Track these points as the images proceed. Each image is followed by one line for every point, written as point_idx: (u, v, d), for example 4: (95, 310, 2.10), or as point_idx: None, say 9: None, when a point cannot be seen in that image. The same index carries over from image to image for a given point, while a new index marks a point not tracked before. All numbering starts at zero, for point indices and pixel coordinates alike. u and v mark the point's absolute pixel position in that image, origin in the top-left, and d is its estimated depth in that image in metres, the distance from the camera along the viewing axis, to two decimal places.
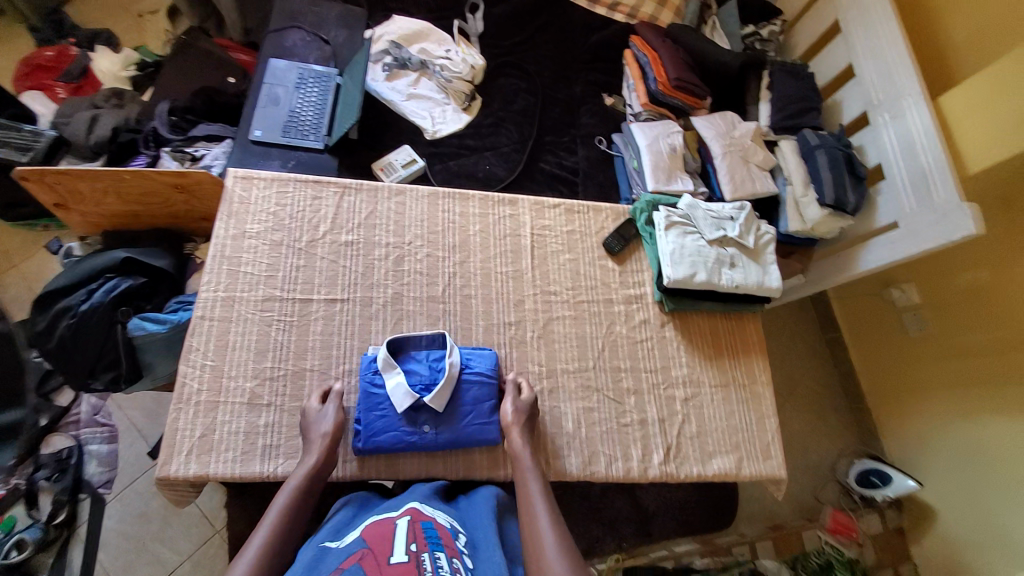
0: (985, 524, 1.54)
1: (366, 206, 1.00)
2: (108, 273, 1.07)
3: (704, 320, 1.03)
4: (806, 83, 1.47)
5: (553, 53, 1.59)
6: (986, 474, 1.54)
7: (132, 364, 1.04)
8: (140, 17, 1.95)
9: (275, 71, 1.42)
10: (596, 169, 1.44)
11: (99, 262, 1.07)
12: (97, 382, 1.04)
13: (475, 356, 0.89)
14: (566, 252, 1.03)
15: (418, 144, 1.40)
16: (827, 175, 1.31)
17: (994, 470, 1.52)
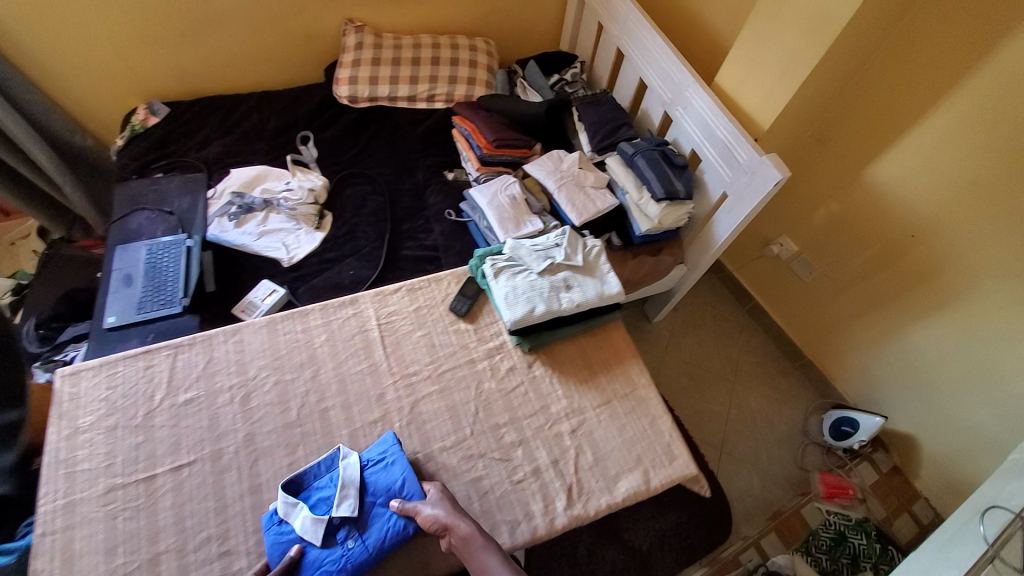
0: (956, 431, 1.54)
1: (200, 357, 0.99)
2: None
3: (571, 346, 1.04)
4: (608, 107, 1.65)
5: (389, 153, 1.71)
6: (935, 382, 1.54)
7: None
8: (9, 244, 1.99)
9: (125, 256, 1.44)
10: (453, 239, 1.51)
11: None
12: None
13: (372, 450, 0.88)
14: (417, 330, 1.03)
15: (278, 274, 1.42)
16: (651, 175, 1.43)
17: (938, 376, 1.52)
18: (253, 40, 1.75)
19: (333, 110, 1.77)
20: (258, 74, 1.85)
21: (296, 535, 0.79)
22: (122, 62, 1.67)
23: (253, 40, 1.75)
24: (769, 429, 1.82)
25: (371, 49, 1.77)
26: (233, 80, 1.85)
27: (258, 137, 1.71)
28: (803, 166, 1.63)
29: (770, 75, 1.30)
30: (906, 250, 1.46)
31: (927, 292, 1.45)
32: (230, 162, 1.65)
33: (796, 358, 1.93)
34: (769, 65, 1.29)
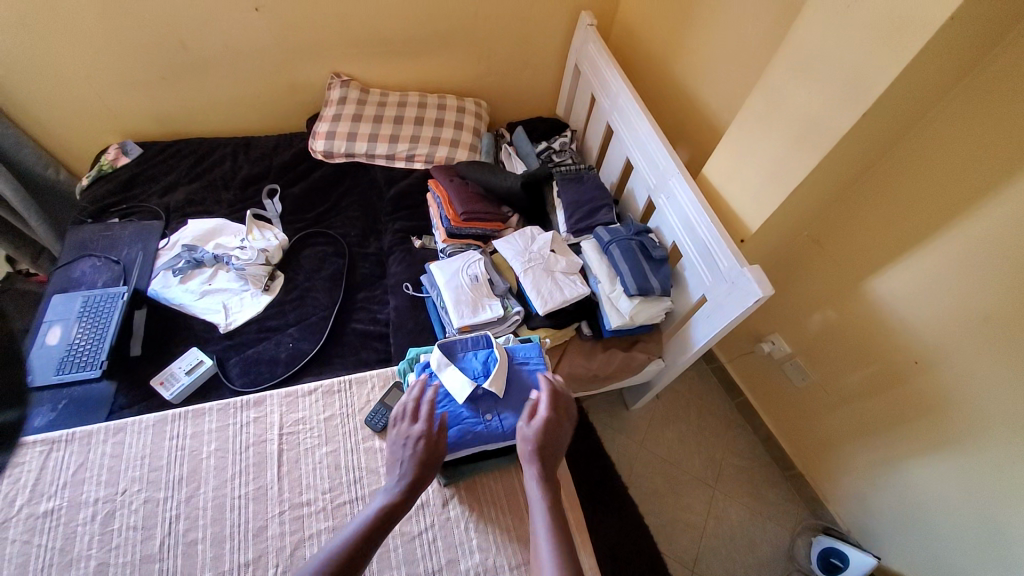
0: None
1: (76, 459, 0.89)
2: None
3: (498, 481, 0.91)
4: (592, 185, 1.55)
5: (359, 213, 1.63)
6: (936, 529, 1.32)
7: None
8: None
9: (55, 306, 1.34)
10: (407, 315, 1.39)
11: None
12: None
13: (518, 348, 1.00)
14: (323, 446, 0.92)
15: (212, 341, 1.32)
16: (625, 267, 1.30)
17: (941, 523, 1.30)
18: (236, 88, 1.71)
19: (308, 163, 1.71)
20: (240, 120, 1.81)
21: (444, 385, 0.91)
22: (98, 101, 1.63)
23: (235, 87, 1.71)
24: (750, 549, 1.61)
25: (354, 106, 1.72)
26: (214, 124, 1.81)
27: (225, 186, 1.65)
28: (799, 264, 1.49)
29: (759, 176, 1.19)
30: (907, 378, 1.29)
31: (929, 431, 1.28)
32: (190, 211, 1.58)
33: (786, 468, 1.73)
34: (759, 163, 1.18)
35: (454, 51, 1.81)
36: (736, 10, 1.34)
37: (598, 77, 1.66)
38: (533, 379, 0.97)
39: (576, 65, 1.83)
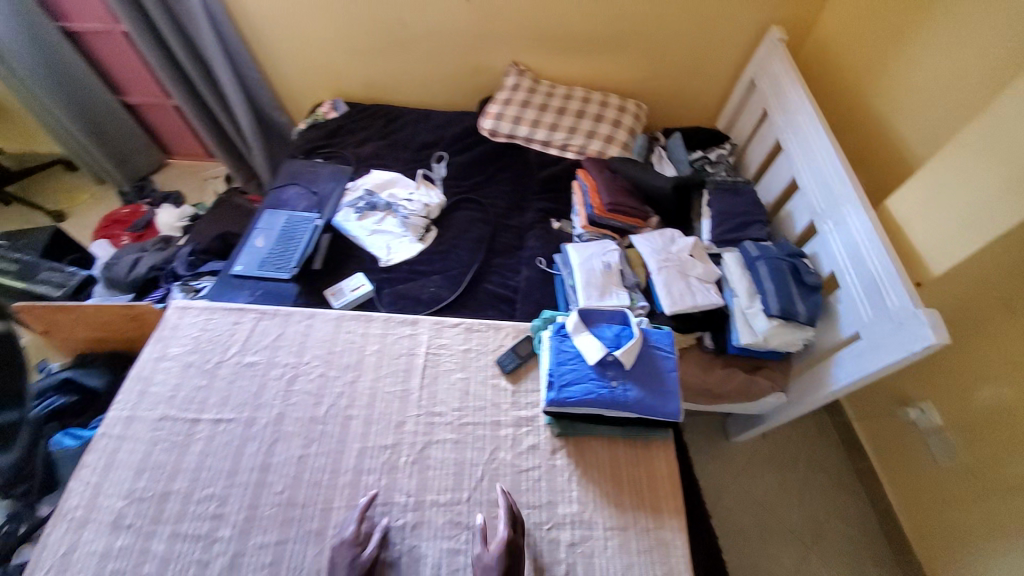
0: None
1: (276, 329, 1.08)
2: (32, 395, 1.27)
3: (605, 448, 0.94)
4: (747, 199, 1.51)
5: (510, 187, 1.77)
6: None
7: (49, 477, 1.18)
8: (204, 180, 2.55)
9: (267, 218, 1.68)
10: (536, 287, 1.48)
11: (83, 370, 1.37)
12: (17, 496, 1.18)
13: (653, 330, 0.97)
14: (458, 371, 1.03)
15: (372, 270, 1.55)
16: (770, 286, 1.25)
17: None
18: (430, 65, 1.97)
19: (474, 137, 1.89)
20: (424, 94, 2.08)
21: (577, 346, 0.93)
22: (326, 63, 2.00)
23: (429, 64, 1.97)
24: None
25: (525, 92, 1.87)
26: (403, 95, 2.09)
27: (404, 147, 1.91)
28: (970, 328, 1.28)
29: (957, 215, 1.05)
30: None
31: None
32: (374, 162, 1.87)
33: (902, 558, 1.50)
34: (960, 200, 1.04)
35: (627, 51, 1.87)
36: (966, 33, 1.21)
37: (776, 91, 1.60)
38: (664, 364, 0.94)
39: (753, 78, 1.77)
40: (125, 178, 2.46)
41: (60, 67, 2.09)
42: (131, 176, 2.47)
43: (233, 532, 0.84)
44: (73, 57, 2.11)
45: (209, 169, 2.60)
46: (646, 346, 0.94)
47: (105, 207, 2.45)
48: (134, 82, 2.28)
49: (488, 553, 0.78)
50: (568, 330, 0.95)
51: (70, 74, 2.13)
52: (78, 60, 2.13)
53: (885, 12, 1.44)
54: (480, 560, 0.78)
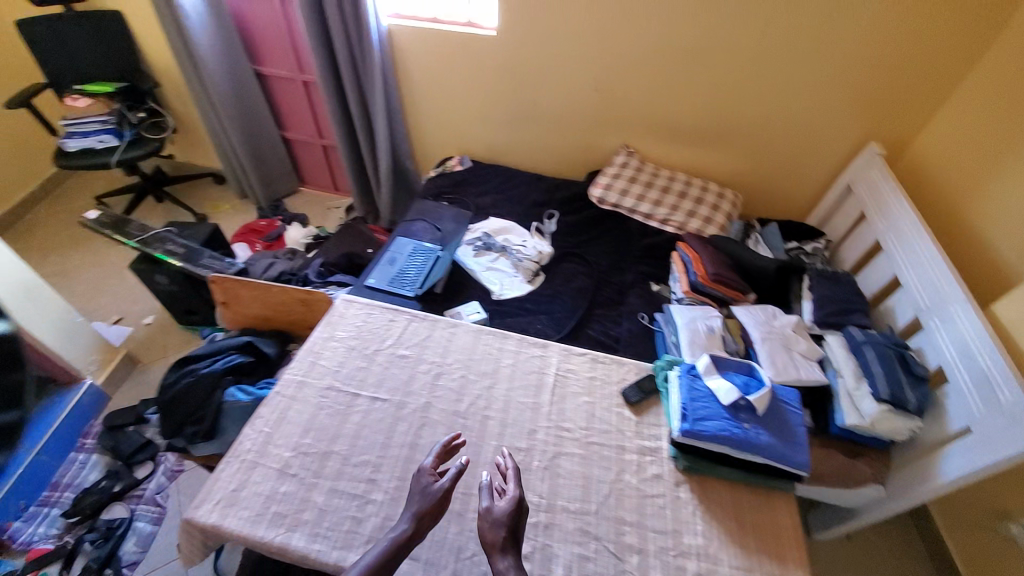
0: None
1: (425, 331, 1.23)
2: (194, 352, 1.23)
3: (727, 489, 0.99)
4: (847, 288, 1.59)
5: (609, 252, 1.90)
6: None
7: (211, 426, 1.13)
8: (327, 208, 2.91)
9: (399, 244, 1.93)
10: (638, 339, 1.58)
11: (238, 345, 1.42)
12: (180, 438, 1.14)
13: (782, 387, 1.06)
14: (584, 395, 1.11)
15: (485, 301, 1.71)
16: (877, 370, 1.30)
17: None
18: (550, 137, 2.25)
19: (582, 202, 2.09)
20: (539, 161, 2.35)
21: (710, 387, 1.02)
22: (461, 124, 2.34)
23: (550, 138, 2.26)
24: None
25: (633, 171, 2.08)
26: (520, 160, 2.37)
27: (518, 201, 2.14)
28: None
29: None
30: None
31: None
32: (491, 211, 2.11)
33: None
34: None
35: (731, 147, 2.09)
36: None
37: (874, 197, 1.73)
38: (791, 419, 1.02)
39: (850, 184, 1.92)
40: (265, 197, 2.85)
41: (249, 103, 2.56)
42: (270, 196, 2.87)
43: (384, 498, 0.94)
44: (259, 96, 2.59)
45: (333, 200, 2.97)
46: (775, 400, 1.03)
47: (241, 218, 2.82)
48: (297, 122, 2.74)
49: (498, 507, 0.85)
50: (698, 371, 1.05)
51: (253, 109, 2.59)
52: (262, 99, 2.60)
53: (984, 141, 1.58)
54: (490, 512, 0.85)
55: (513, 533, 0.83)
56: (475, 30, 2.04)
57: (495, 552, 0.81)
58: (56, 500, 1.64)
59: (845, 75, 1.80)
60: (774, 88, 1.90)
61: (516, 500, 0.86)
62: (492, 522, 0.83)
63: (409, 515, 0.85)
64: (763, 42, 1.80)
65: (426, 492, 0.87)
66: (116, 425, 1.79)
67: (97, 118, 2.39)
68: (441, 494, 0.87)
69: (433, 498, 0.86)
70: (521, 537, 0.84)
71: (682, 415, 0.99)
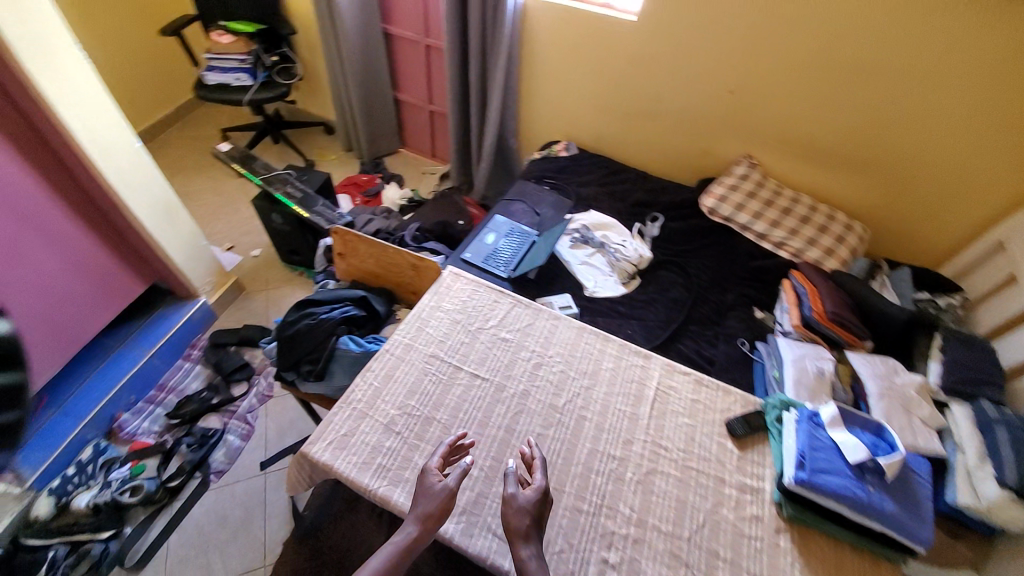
0: None
1: (527, 318, 1.24)
2: (314, 298, 1.32)
3: (833, 549, 0.93)
4: (985, 356, 1.40)
5: (713, 264, 1.81)
6: None
7: (324, 367, 1.21)
8: (422, 173, 2.98)
9: (496, 223, 1.92)
10: (734, 365, 1.50)
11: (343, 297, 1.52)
12: (292, 373, 1.22)
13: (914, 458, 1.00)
14: (685, 416, 1.07)
15: (577, 295, 1.68)
16: (1009, 455, 1.14)
17: None
18: (665, 135, 2.14)
19: (689, 209, 1.99)
20: (647, 159, 2.25)
21: (834, 439, 0.97)
22: (574, 109, 2.29)
23: (664, 137, 2.15)
24: None
25: (752, 185, 1.95)
26: (627, 156, 2.29)
27: (621, 198, 2.07)
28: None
29: None
30: None
31: None
32: (591, 203, 2.06)
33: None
34: None
35: (867, 177, 1.89)
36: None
37: None
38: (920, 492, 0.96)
39: (1001, 241, 1.67)
40: (368, 153, 2.96)
41: (372, 60, 2.64)
42: (372, 154, 2.98)
43: (479, 475, 0.97)
44: (382, 55, 2.66)
45: (428, 165, 3.03)
46: (906, 469, 0.97)
47: (344, 170, 2.95)
48: (411, 84, 2.81)
49: (523, 495, 0.84)
50: (822, 421, 1.00)
51: (374, 66, 2.68)
52: (384, 58, 2.68)
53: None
54: (516, 498, 0.84)
55: (536, 520, 0.83)
56: (612, 13, 1.96)
57: (518, 543, 0.80)
58: (160, 401, 1.84)
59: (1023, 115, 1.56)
60: (931, 119, 1.68)
61: (542, 489, 0.86)
62: (516, 510, 0.83)
63: (415, 517, 0.84)
64: (935, 65, 1.59)
65: (432, 493, 0.86)
66: (220, 343, 1.98)
67: (237, 56, 2.55)
68: (448, 496, 0.86)
69: (443, 500, 0.85)
70: (544, 525, 0.85)
71: (799, 461, 0.94)
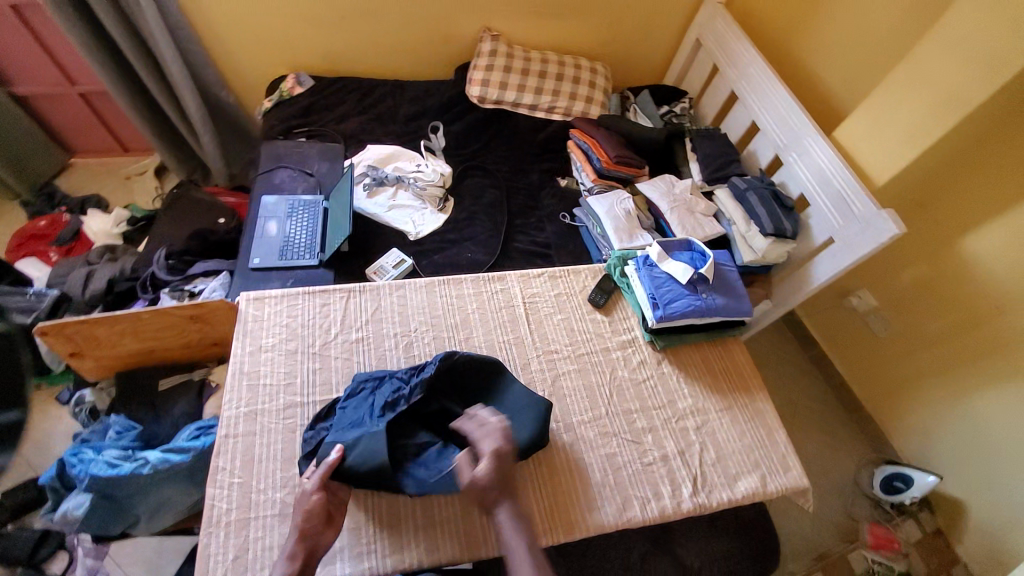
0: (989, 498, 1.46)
1: (370, 304, 1.15)
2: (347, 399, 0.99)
3: (695, 352, 1.19)
4: (722, 143, 1.74)
5: (507, 154, 1.83)
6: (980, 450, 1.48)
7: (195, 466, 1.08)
8: (126, 179, 2.13)
9: (266, 207, 1.56)
10: (566, 239, 1.62)
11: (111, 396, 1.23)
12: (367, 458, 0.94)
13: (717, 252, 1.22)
14: (557, 313, 1.19)
15: (404, 246, 1.55)
16: (762, 212, 1.49)
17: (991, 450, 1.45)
18: (401, 34, 1.87)
19: (461, 104, 1.88)
20: (394, 64, 1.97)
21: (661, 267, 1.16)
22: (282, 33, 1.80)
23: (399, 30, 1.86)
24: (835, 464, 1.74)
25: (505, 59, 1.83)
26: (372, 66, 1.97)
27: (391, 120, 1.85)
28: (915, 217, 1.51)
29: (887, 141, 1.32)
30: (984, 320, 1.41)
31: (1001, 366, 1.39)
32: (366, 138, 1.80)
33: (862, 425, 1.78)
34: (889, 127, 1.31)
35: (603, 14, 1.94)
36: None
37: (724, 49, 1.81)
38: (731, 276, 1.19)
39: (698, 39, 1.96)
40: (25, 189, 1.97)
41: None
42: (35, 184, 2.00)
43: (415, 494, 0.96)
44: None
45: (127, 165, 2.17)
46: (717, 265, 1.19)
47: None
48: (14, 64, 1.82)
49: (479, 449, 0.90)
50: (653, 260, 1.18)
51: None
52: None
53: None
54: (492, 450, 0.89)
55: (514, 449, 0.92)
56: None
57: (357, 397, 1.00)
58: None
59: None
60: None
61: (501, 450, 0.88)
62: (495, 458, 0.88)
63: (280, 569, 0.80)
64: None
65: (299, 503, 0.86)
66: None
67: None
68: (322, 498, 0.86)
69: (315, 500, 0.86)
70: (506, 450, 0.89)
71: (653, 304, 1.13)
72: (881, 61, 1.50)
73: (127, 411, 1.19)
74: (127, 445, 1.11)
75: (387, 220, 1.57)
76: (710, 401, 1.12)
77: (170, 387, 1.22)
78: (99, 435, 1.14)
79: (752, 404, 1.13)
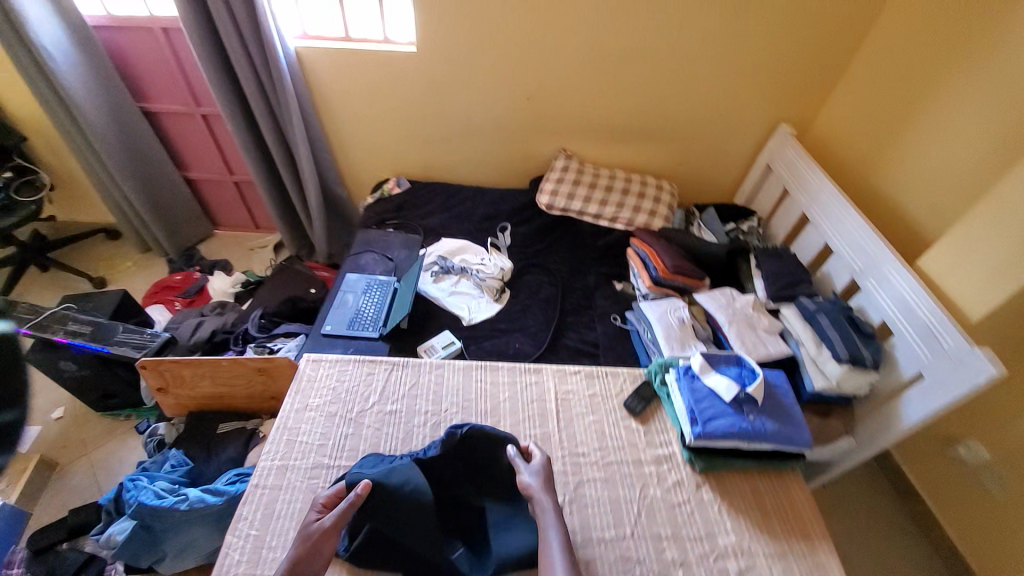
0: None
1: (409, 378, 1.21)
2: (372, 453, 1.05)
3: (743, 481, 1.07)
4: (789, 261, 1.69)
5: (567, 255, 1.94)
6: None
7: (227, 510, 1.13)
8: (250, 250, 2.57)
9: (348, 282, 1.78)
10: (616, 341, 1.62)
11: (179, 432, 1.38)
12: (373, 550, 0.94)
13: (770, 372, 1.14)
14: (590, 414, 1.15)
15: (457, 329, 1.64)
16: (835, 336, 1.37)
17: None
18: (487, 150, 2.18)
19: (531, 209, 2.07)
20: (478, 173, 2.27)
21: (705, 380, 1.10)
22: (392, 146, 2.18)
23: (486, 147, 2.16)
24: None
25: (575, 174, 2.03)
26: (460, 174, 2.28)
27: (467, 218, 2.08)
28: None
29: (979, 274, 1.20)
30: None
31: None
32: (442, 232, 2.03)
33: None
34: (979, 259, 1.20)
35: (671, 139, 2.11)
36: (954, 120, 1.45)
37: (794, 173, 1.85)
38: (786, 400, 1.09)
39: (768, 163, 2.03)
40: (173, 248, 2.46)
41: (140, 148, 2.20)
42: (179, 246, 2.48)
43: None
44: (148, 138, 2.22)
45: (255, 239, 2.63)
46: (769, 385, 1.11)
47: (149, 275, 2.43)
48: (198, 159, 2.39)
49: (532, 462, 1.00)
50: (696, 371, 1.12)
51: (144, 154, 2.22)
52: (152, 141, 2.24)
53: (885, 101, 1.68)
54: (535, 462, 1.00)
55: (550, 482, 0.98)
56: (392, 45, 1.90)
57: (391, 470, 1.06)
58: None
59: (771, 49, 1.83)
60: (706, 76, 1.91)
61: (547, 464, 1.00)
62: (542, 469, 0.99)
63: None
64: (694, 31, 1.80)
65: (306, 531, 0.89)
66: (43, 547, 1.43)
67: None
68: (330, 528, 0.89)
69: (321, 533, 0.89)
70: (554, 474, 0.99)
71: (692, 419, 1.05)
72: (970, 192, 1.41)
73: (185, 447, 1.32)
74: (175, 478, 1.22)
75: (446, 303, 1.70)
76: (759, 544, 0.97)
77: (225, 432, 1.33)
78: (156, 465, 1.27)
79: (813, 555, 0.96)
